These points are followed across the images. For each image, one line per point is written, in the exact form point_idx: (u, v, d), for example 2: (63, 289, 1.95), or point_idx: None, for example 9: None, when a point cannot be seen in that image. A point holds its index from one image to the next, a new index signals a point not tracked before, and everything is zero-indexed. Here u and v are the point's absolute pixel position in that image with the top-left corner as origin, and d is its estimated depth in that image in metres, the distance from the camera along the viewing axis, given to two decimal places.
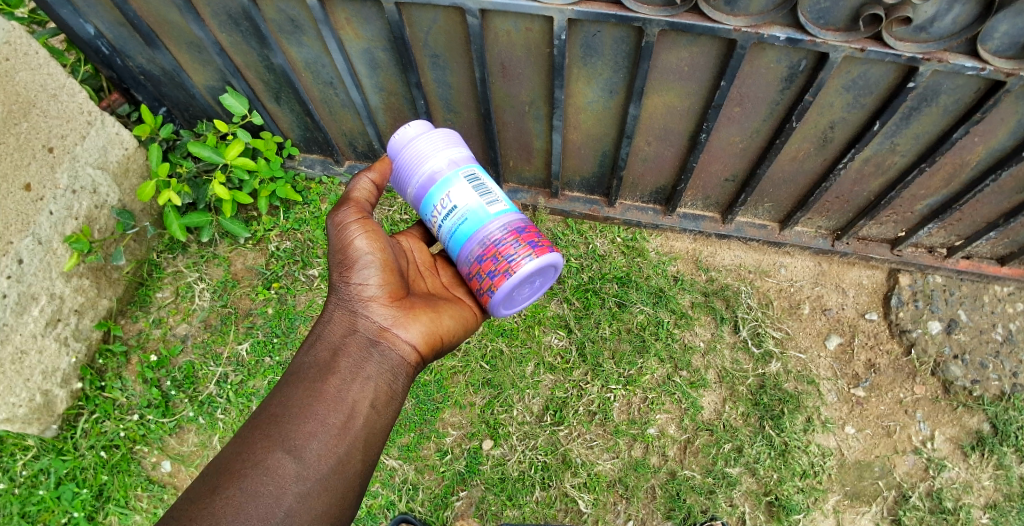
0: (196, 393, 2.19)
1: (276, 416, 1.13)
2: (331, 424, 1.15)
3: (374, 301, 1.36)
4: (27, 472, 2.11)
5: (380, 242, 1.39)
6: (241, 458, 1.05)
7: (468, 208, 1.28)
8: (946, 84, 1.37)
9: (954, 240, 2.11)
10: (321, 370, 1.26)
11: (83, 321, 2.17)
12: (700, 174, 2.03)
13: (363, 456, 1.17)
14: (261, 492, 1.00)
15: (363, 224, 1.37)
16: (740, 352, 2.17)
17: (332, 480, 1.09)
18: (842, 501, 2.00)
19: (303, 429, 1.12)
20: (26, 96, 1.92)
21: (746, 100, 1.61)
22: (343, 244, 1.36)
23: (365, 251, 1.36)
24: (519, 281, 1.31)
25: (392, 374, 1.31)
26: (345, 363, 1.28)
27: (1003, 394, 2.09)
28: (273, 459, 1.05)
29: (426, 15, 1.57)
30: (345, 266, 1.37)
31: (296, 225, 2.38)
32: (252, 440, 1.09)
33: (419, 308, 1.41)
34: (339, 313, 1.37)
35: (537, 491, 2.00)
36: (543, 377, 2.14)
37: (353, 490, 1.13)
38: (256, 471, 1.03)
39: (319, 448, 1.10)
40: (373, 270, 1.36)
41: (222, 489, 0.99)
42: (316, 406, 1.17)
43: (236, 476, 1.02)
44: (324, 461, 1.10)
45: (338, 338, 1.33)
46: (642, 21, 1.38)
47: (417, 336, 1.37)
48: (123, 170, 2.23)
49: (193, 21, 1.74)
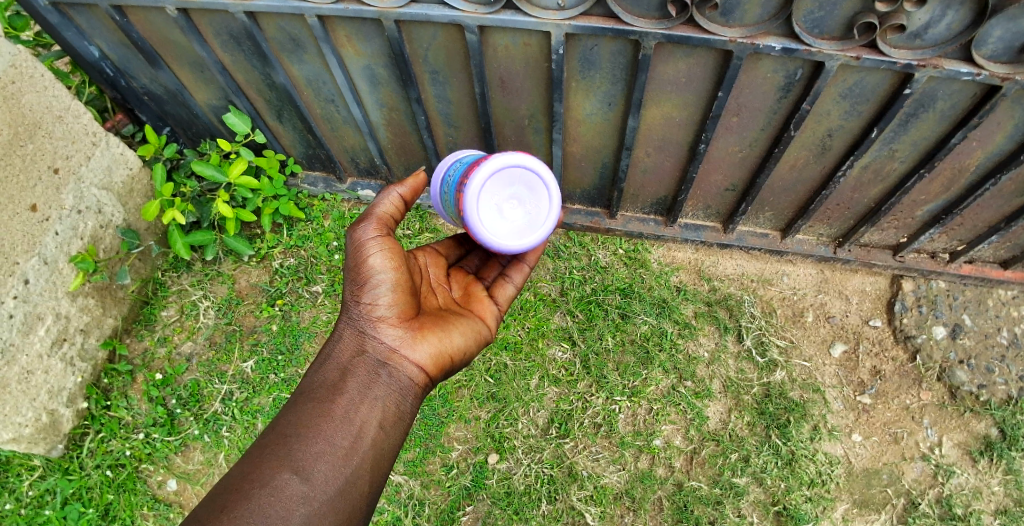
0: (201, 411, 2.20)
1: (284, 436, 1.14)
2: (338, 445, 1.15)
3: (384, 322, 1.35)
4: (33, 492, 2.11)
5: (398, 259, 1.37)
6: (248, 478, 1.05)
7: (468, 155, 1.41)
8: (941, 91, 1.38)
9: (957, 245, 2.11)
10: (329, 391, 1.26)
11: (89, 340, 2.18)
12: (700, 184, 2.03)
13: (370, 477, 1.17)
14: (268, 513, 1.00)
15: (383, 241, 1.36)
16: (744, 362, 2.17)
17: (337, 502, 1.10)
18: (851, 510, 1.99)
19: (311, 449, 1.12)
20: (32, 117, 1.90)
21: (744, 110, 1.62)
22: (359, 262, 1.35)
23: (380, 269, 1.34)
24: (494, 174, 1.22)
25: (400, 396, 1.31)
26: (353, 384, 1.28)
27: (1010, 398, 2.08)
28: (282, 479, 1.05)
29: (425, 32, 1.58)
30: (358, 284, 1.36)
31: (299, 242, 2.39)
32: (261, 459, 1.09)
33: (428, 328, 1.39)
34: (349, 332, 1.37)
35: (544, 504, 2.00)
36: (547, 390, 2.14)
37: (359, 512, 1.13)
38: (265, 490, 1.03)
39: (327, 470, 1.11)
40: (386, 288, 1.35)
41: (227, 510, 0.98)
42: (324, 426, 1.17)
43: (243, 496, 1.01)
44: (331, 483, 1.10)
45: (346, 359, 1.34)
46: (639, 33, 1.39)
47: (426, 357, 1.36)
48: (127, 190, 2.25)
49: (196, 42, 1.76)
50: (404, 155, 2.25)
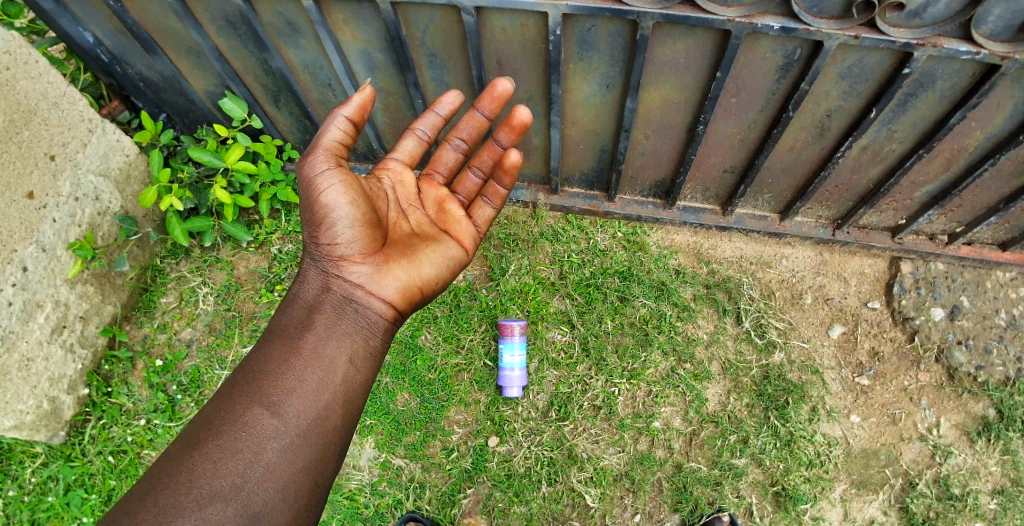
0: (202, 397, 2.22)
1: (254, 373, 1.19)
2: (308, 380, 1.20)
3: (347, 260, 1.36)
4: (37, 479, 2.15)
5: (355, 192, 1.33)
6: (220, 415, 1.12)
7: None
8: (941, 70, 1.37)
9: (956, 227, 2.09)
10: (298, 329, 1.30)
11: (88, 327, 2.17)
12: (699, 166, 2.03)
13: (344, 409, 1.22)
14: (239, 448, 1.07)
15: (337, 173, 1.30)
16: (743, 343, 2.18)
17: (310, 435, 1.15)
18: (849, 490, 2.04)
19: (281, 386, 1.17)
20: (27, 104, 1.91)
21: (743, 91, 1.61)
22: (314, 199, 1.30)
23: (338, 205, 1.31)
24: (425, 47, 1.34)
25: (369, 332, 1.35)
26: (321, 321, 1.32)
27: (1007, 379, 2.09)
28: (252, 415, 1.12)
29: (422, 15, 1.57)
30: (316, 222, 1.33)
31: (298, 228, 2.39)
32: (233, 397, 1.16)
33: (395, 260, 1.41)
34: (313, 272, 1.39)
35: (544, 486, 2.04)
36: (547, 373, 2.15)
37: (334, 443, 1.19)
38: (235, 427, 1.10)
39: (298, 404, 1.16)
40: (346, 225, 1.33)
41: (201, 445, 1.07)
42: (294, 363, 1.21)
43: (215, 433, 1.09)
44: (303, 416, 1.15)
45: (313, 297, 1.37)
46: (637, 14, 1.37)
47: (394, 291, 1.40)
48: (124, 176, 2.22)
49: (191, 27, 1.74)
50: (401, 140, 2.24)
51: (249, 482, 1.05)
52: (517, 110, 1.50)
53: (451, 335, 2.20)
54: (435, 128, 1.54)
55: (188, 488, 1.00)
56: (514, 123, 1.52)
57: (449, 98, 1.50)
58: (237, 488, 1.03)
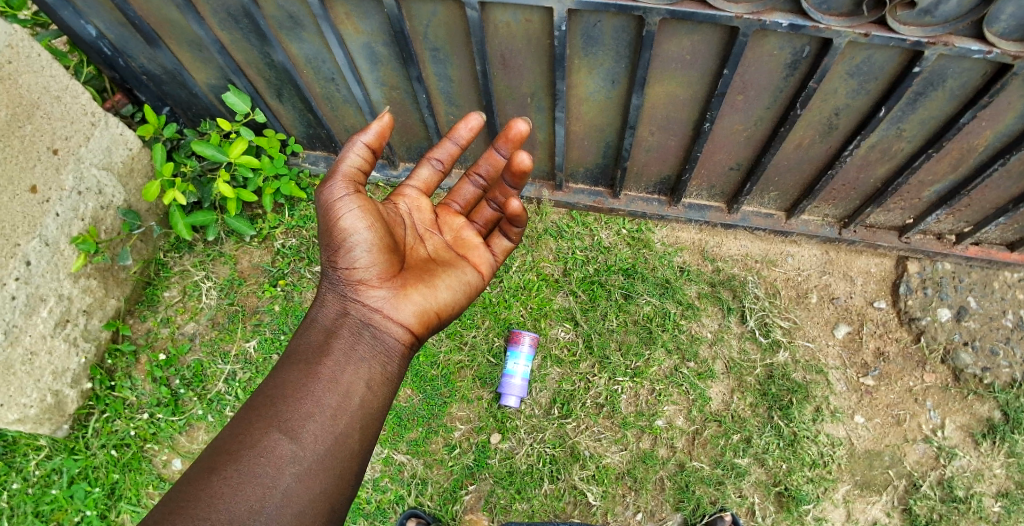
0: (204, 391, 2.23)
1: (270, 398, 1.17)
2: (326, 405, 1.18)
3: (365, 285, 1.35)
4: (40, 472, 2.16)
5: (373, 217, 1.32)
6: (238, 439, 1.08)
7: None
8: (952, 68, 1.35)
9: (964, 227, 2.06)
10: (315, 353, 1.28)
11: (92, 321, 2.17)
12: (705, 163, 2.01)
13: (360, 436, 1.20)
14: (257, 474, 1.03)
15: (355, 199, 1.30)
16: (748, 342, 2.17)
17: (328, 460, 1.12)
18: (852, 491, 2.03)
19: (299, 410, 1.15)
20: (30, 97, 1.88)
21: (749, 88, 1.59)
22: (332, 224, 1.30)
23: (355, 230, 1.30)
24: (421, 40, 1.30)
25: (386, 358, 1.33)
26: (338, 344, 1.30)
27: (1013, 381, 2.08)
28: (270, 439, 1.09)
29: (425, 9, 1.56)
30: (334, 247, 1.33)
31: (301, 222, 2.39)
32: (250, 422, 1.12)
33: (412, 285, 1.40)
34: (331, 296, 1.38)
35: (546, 484, 2.04)
36: (550, 370, 2.15)
37: (350, 470, 1.16)
38: (254, 452, 1.06)
39: (315, 429, 1.13)
40: (364, 250, 1.32)
41: (219, 470, 1.02)
42: (312, 388, 1.19)
43: (232, 457, 1.05)
44: (321, 442, 1.13)
45: (331, 321, 1.35)
46: (643, 10, 1.35)
47: (411, 316, 1.38)
48: (127, 169, 2.22)
49: (194, 19, 1.72)
50: (405, 133, 2.24)
51: (266, 508, 1.01)
52: (518, 156, 1.38)
53: (454, 331, 2.18)
54: (450, 157, 1.53)
55: (205, 514, 0.95)
56: (515, 169, 1.40)
57: (464, 130, 1.47)
58: (255, 513, 0.99)
